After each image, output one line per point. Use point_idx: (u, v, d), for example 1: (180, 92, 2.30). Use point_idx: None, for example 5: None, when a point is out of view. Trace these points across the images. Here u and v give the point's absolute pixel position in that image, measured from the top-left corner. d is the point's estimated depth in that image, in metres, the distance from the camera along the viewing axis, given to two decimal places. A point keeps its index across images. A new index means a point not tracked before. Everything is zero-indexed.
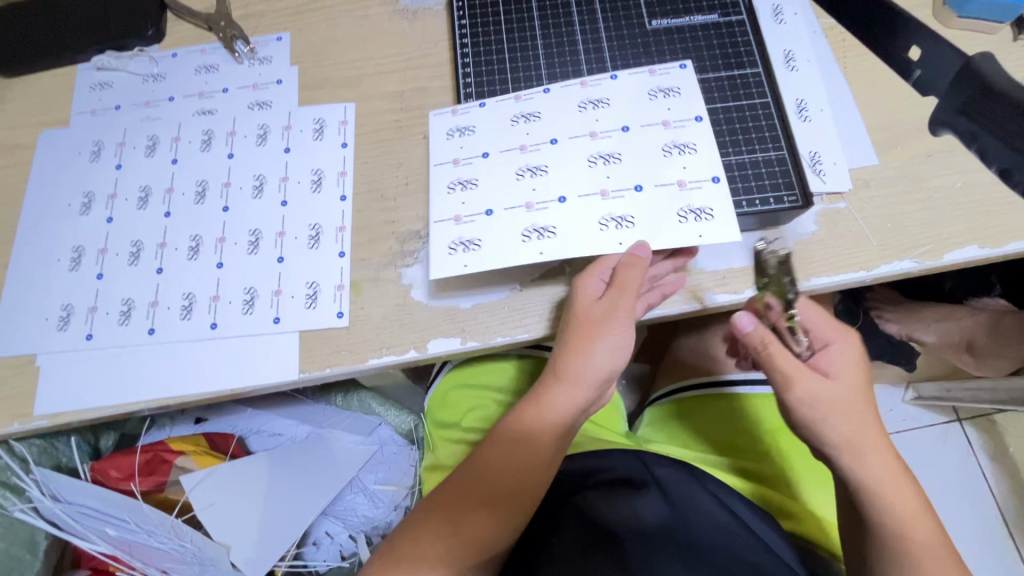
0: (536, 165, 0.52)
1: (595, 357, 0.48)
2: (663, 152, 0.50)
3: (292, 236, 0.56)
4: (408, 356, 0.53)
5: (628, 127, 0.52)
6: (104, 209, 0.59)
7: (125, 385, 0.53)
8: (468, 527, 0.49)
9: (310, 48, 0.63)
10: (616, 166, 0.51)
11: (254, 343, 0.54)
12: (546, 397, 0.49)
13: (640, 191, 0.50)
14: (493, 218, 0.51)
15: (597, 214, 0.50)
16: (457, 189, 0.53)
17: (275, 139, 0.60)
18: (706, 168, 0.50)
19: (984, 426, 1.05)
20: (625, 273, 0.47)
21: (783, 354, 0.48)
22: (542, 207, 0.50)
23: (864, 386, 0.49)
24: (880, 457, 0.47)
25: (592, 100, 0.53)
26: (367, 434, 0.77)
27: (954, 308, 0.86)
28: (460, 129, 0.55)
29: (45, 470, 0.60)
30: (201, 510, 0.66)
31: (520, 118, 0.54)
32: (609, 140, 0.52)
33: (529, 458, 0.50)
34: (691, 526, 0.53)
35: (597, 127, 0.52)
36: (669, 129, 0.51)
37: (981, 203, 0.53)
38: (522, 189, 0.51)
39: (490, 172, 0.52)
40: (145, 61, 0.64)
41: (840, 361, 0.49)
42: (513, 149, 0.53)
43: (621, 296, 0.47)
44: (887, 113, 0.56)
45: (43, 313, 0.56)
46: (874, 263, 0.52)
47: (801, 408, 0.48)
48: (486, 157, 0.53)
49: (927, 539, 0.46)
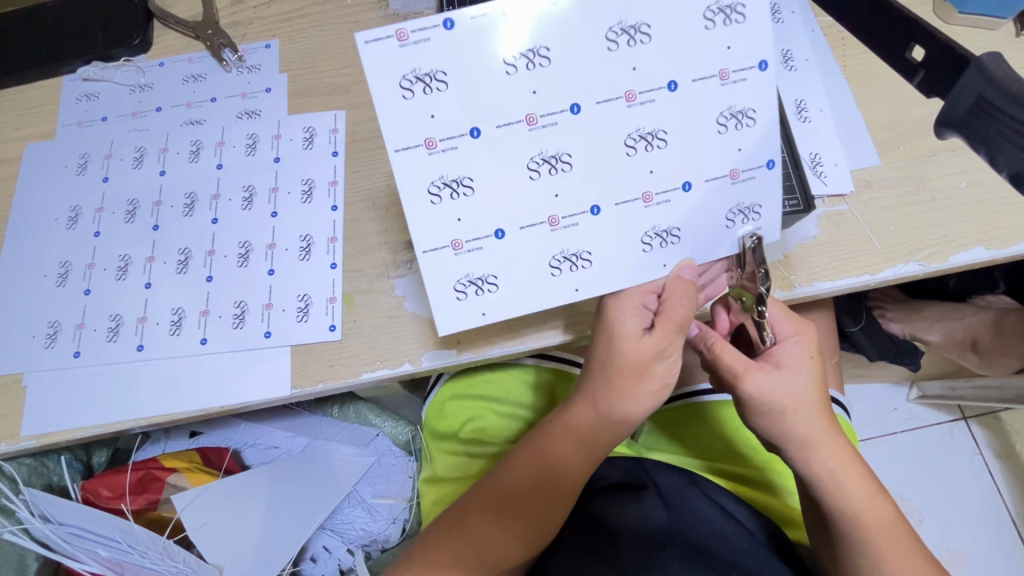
0: (554, 153, 0.41)
1: (633, 384, 0.47)
2: (719, 126, 0.41)
3: (283, 248, 0.55)
4: (402, 369, 0.51)
5: (677, 84, 0.40)
6: (92, 223, 0.58)
7: (114, 404, 0.52)
8: (486, 545, 0.50)
9: (299, 56, 0.62)
10: (659, 154, 0.42)
11: (245, 360, 0.53)
12: (578, 421, 0.49)
13: (689, 189, 0.42)
14: (506, 240, 0.42)
15: (642, 227, 0.43)
16: (444, 193, 0.40)
17: (264, 149, 0.59)
18: (764, 149, 0.43)
19: (991, 425, 1.03)
20: (672, 306, 0.45)
21: (726, 349, 0.48)
22: (570, 224, 0.42)
23: (816, 377, 0.48)
24: (829, 446, 0.48)
25: (626, 27, 0.39)
26: (364, 446, 0.75)
27: (959, 306, 0.85)
28: (423, 79, 0.38)
29: (34, 490, 0.58)
30: (194, 531, 0.65)
31: (520, 58, 0.39)
32: (650, 106, 0.40)
33: (555, 480, 0.50)
34: (694, 531, 0.52)
35: (634, 83, 0.40)
36: (727, 84, 0.41)
37: (987, 203, 0.52)
38: (543, 192, 0.41)
39: (496, 151, 0.40)
40: (132, 70, 0.62)
41: (795, 354, 0.48)
42: (519, 121, 0.40)
43: (666, 327, 0.46)
44: (888, 112, 0.55)
45: (30, 331, 0.55)
46: (879, 266, 0.51)
47: (750, 401, 0.48)
48: (477, 136, 0.40)
49: (883, 521, 0.48)
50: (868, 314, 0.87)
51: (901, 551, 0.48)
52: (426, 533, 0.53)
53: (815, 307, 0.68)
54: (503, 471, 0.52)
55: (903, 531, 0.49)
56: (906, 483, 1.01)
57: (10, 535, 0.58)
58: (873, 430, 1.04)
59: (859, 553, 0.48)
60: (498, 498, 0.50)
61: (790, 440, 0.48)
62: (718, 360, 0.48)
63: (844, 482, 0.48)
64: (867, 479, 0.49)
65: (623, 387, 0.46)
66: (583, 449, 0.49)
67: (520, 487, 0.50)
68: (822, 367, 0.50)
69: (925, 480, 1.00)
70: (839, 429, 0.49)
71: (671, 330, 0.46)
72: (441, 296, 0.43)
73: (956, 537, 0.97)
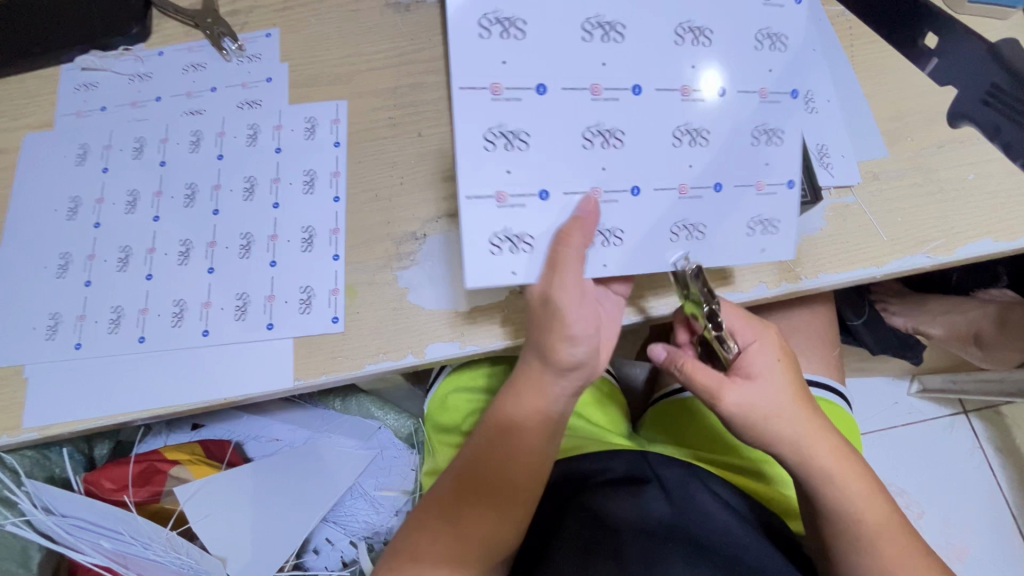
0: (612, 129, 0.43)
1: (565, 341, 0.44)
2: (752, 137, 0.45)
3: (286, 239, 0.55)
4: (405, 361, 0.51)
5: (726, 86, 0.44)
6: (91, 214, 0.58)
7: (117, 394, 0.52)
8: (470, 525, 0.49)
9: (299, 45, 0.61)
10: (700, 151, 0.44)
11: (247, 351, 0.52)
12: (535, 385, 0.48)
13: (719, 190, 0.45)
14: (550, 202, 0.42)
15: (672, 218, 0.44)
16: (499, 143, 0.41)
17: (265, 139, 0.58)
18: (784, 168, 0.46)
19: (992, 418, 1.03)
20: (568, 245, 0.42)
21: (698, 368, 0.47)
22: (610, 200, 0.43)
23: (789, 379, 0.48)
24: (823, 444, 0.48)
25: (693, 25, 0.44)
26: (367, 438, 0.75)
27: (962, 299, 0.85)
28: (505, 23, 0.41)
29: (37, 482, 0.58)
30: (197, 522, 0.65)
31: (597, 26, 0.42)
32: (703, 101, 0.44)
33: (515, 446, 0.50)
34: (697, 526, 0.52)
35: (690, 79, 0.44)
36: (766, 103, 0.45)
37: (995, 195, 0.51)
38: (593, 162, 0.43)
39: (540, 117, 0.42)
40: (131, 60, 0.62)
41: (765, 359, 0.48)
42: (584, 89, 0.42)
43: (562, 270, 0.42)
44: (898, 101, 0.54)
45: (30, 322, 0.55)
46: (885, 259, 0.51)
47: (730, 414, 0.47)
48: (543, 92, 0.42)
49: (877, 517, 0.48)
50: (870, 307, 0.87)
51: (901, 544, 0.48)
52: (407, 522, 0.52)
53: (818, 300, 0.67)
54: (474, 444, 0.52)
55: (898, 527, 0.49)
56: (906, 476, 1.01)
57: (13, 526, 0.58)
58: (874, 423, 1.04)
59: (864, 551, 0.48)
60: (471, 473, 0.50)
61: (780, 446, 0.48)
62: (693, 381, 0.48)
63: (839, 483, 0.48)
64: (863, 477, 0.49)
65: (560, 346, 0.44)
66: (534, 410, 0.49)
67: (485, 458, 0.50)
68: (794, 364, 0.49)
69: (925, 473, 1.01)
70: (828, 426, 0.49)
71: (573, 272, 0.42)
72: (474, 260, 0.41)
73: (955, 529, 0.97)
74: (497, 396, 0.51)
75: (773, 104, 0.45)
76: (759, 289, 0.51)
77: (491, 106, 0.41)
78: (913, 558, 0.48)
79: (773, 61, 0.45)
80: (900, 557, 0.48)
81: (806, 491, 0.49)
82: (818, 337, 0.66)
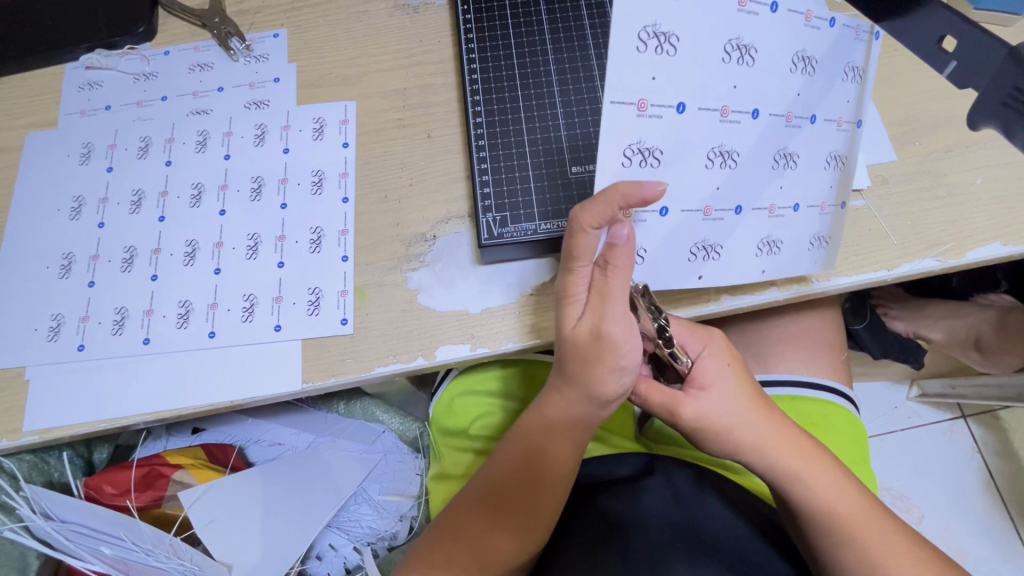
0: (729, 148, 0.41)
1: (612, 371, 0.43)
2: (825, 164, 0.45)
3: (293, 240, 0.54)
4: (415, 363, 0.50)
5: (817, 117, 0.43)
6: (95, 213, 0.57)
7: (121, 398, 0.51)
8: (488, 549, 0.49)
9: (307, 45, 0.61)
10: (792, 175, 0.44)
11: (255, 354, 0.52)
12: (566, 413, 0.47)
13: (797, 212, 0.46)
14: (666, 219, 0.43)
15: (760, 236, 0.46)
16: (635, 161, 0.40)
17: (273, 139, 0.58)
18: (823, 192, 0.46)
19: (991, 423, 1.04)
20: (614, 276, 0.39)
21: (651, 388, 0.48)
22: (716, 217, 0.44)
23: (741, 383, 0.49)
24: (784, 442, 0.48)
25: (805, 56, 0.41)
26: (372, 442, 0.74)
27: (962, 304, 0.86)
28: (660, 37, 0.37)
29: (35, 487, 0.57)
30: (201, 527, 0.63)
31: (734, 52, 0.38)
32: (799, 131, 0.43)
33: (554, 478, 0.49)
34: (705, 528, 0.51)
35: (795, 105, 0.42)
36: (839, 131, 0.45)
37: (1002, 198, 0.52)
38: (709, 183, 0.42)
39: (676, 137, 0.39)
40: (136, 59, 0.61)
41: (714, 369, 0.48)
42: (713, 110, 0.40)
43: (611, 302, 0.40)
44: (905, 106, 0.55)
45: (32, 324, 0.54)
46: (896, 261, 0.51)
47: (690, 426, 0.48)
48: (680, 111, 0.39)
49: (856, 511, 0.48)
50: (872, 312, 0.86)
51: (885, 538, 0.47)
52: (416, 548, 0.52)
53: (825, 303, 0.67)
54: (492, 469, 0.51)
55: (880, 523, 0.48)
56: (905, 479, 1.01)
57: (11, 532, 0.57)
58: (873, 427, 1.04)
59: (849, 548, 0.47)
60: (496, 499, 0.49)
61: (740, 454, 0.48)
62: (649, 401, 0.49)
63: (807, 479, 0.47)
64: (830, 471, 0.49)
65: (607, 378, 0.43)
66: (576, 439, 0.48)
67: (517, 489, 0.49)
68: (742, 366, 0.50)
69: (925, 477, 1.01)
70: (786, 424, 0.49)
71: (621, 303, 0.40)
72: None
73: (956, 534, 0.98)
74: (522, 425, 0.50)
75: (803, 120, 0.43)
76: (770, 294, 0.51)
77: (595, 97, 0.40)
78: (901, 548, 0.47)
79: (851, 94, 0.44)
80: (880, 550, 0.47)
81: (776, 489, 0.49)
82: (823, 340, 0.66)
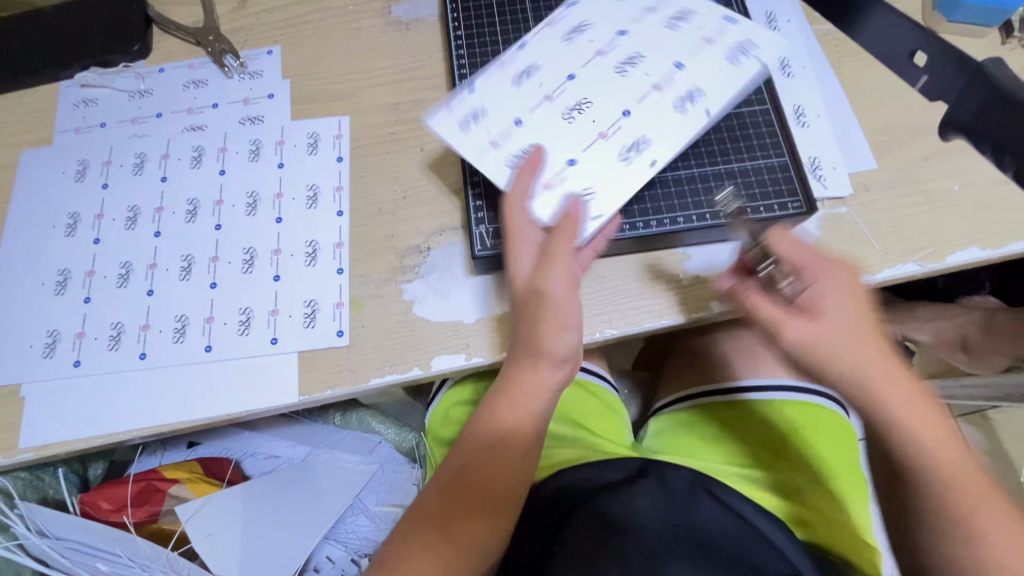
0: (578, 102, 0.51)
1: (564, 325, 0.47)
2: (665, 31, 0.53)
3: (289, 254, 0.55)
4: (411, 374, 0.51)
5: (625, 32, 0.53)
6: (91, 230, 0.57)
7: (117, 413, 0.51)
8: (467, 532, 0.47)
9: (301, 61, 0.62)
10: (644, 62, 0.52)
11: (251, 366, 0.52)
12: (531, 384, 0.48)
13: (679, 67, 0.51)
14: (580, 165, 0.49)
15: (665, 109, 0.50)
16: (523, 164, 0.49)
17: (267, 154, 0.58)
18: (687, 54, 0.52)
19: (979, 423, 1.05)
20: (557, 236, 0.46)
21: (760, 301, 0.44)
22: (617, 129, 0.50)
23: (864, 314, 0.43)
24: (896, 383, 0.43)
25: (576, 26, 0.54)
26: (368, 454, 0.75)
27: (948, 306, 0.88)
28: (470, 116, 0.51)
29: (29, 504, 0.58)
30: (199, 541, 0.64)
31: (523, 75, 0.52)
32: (621, 48, 0.53)
33: (522, 451, 0.50)
34: (699, 529, 0.52)
35: (597, 45, 0.53)
36: (657, 16, 0.54)
37: (979, 203, 0.53)
38: (587, 128, 0.50)
39: (538, 129, 0.50)
40: (131, 77, 0.62)
41: (834, 295, 0.43)
42: (543, 101, 0.51)
43: (555, 258, 0.46)
44: (884, 116, 0.57)
45: (27, 340, 0.54)
46: (879, 267, 0.52)
47: (791, 354, 0.44)
48: (521, 124, 0.50)
49: (961, 467, 0.42)
50: None
51: (985, 506, 0.42)
52: (385, 545, 0.47)
53: None
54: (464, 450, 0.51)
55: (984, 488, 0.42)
56: None
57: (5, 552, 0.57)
58: None
59: (937, 511, 0.42)
60: (472, 478, 0.49)
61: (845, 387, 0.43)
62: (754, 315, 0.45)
63: (910, 425, 0.42)
64: (938, 419, 0.43)
65: (558, 333, 0.47)
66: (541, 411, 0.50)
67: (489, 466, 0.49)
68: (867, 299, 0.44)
69: None
70: (903, 368, 0.43)
71: (564, 258, 0.46)
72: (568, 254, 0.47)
73: None
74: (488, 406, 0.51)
75: (626, 41, 0.53)
76: None
77: (495, 155, 0.49)
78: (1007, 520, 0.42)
79: (654, 8, 0.55)
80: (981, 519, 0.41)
81: (870, 430, 0.45)
82: None
